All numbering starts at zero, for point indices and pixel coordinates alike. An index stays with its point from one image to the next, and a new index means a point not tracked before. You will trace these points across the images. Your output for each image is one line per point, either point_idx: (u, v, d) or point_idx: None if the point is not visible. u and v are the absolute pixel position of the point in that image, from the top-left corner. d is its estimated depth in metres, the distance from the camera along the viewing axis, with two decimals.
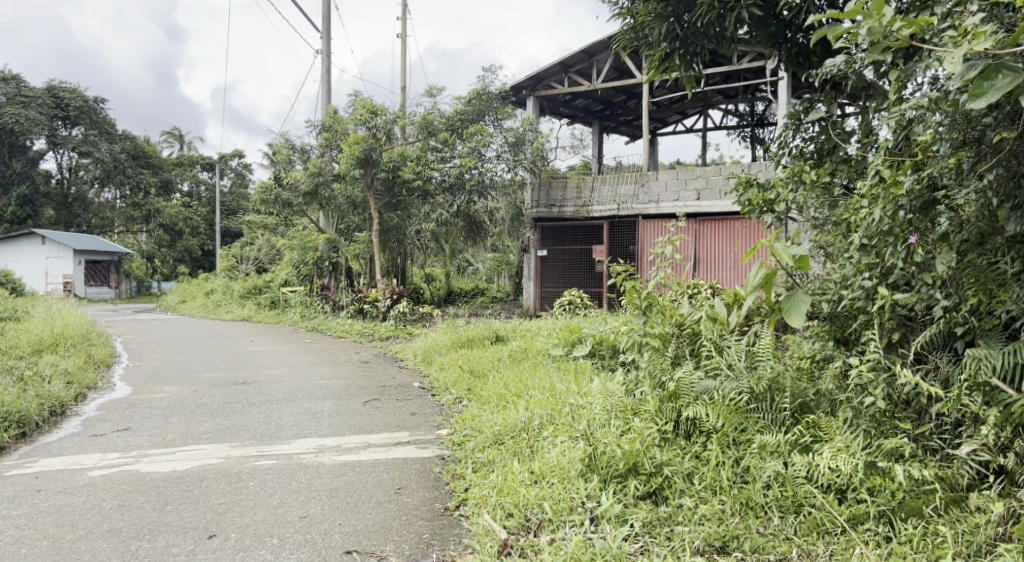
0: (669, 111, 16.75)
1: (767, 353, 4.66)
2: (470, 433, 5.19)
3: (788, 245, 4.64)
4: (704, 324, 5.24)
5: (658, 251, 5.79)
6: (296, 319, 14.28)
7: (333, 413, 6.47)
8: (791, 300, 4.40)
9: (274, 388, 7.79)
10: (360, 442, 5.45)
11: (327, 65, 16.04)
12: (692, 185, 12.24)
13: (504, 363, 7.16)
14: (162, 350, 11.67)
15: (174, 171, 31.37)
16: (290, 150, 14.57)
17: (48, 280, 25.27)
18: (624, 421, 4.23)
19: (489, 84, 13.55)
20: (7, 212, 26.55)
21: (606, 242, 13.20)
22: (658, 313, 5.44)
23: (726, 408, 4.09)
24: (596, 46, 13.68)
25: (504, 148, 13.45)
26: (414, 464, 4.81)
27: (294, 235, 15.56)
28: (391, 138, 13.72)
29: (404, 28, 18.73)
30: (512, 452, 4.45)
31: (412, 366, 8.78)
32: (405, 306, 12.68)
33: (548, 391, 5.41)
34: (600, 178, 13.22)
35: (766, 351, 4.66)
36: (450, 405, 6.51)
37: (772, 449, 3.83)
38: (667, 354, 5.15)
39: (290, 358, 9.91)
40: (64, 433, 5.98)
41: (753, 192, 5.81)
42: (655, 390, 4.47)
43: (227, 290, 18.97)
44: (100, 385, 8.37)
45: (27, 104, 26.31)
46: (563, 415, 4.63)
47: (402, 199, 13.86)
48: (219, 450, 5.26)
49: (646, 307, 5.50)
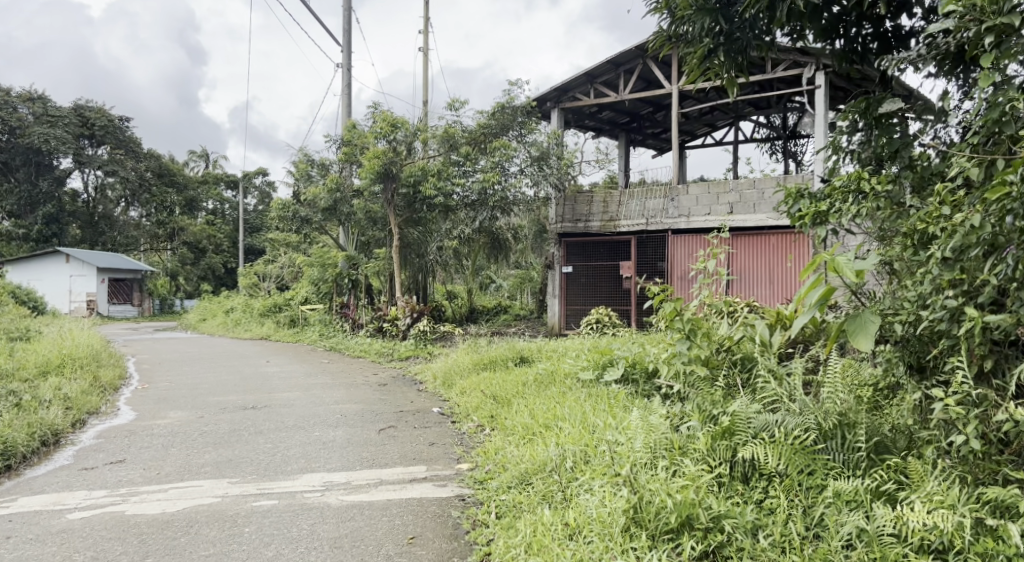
0: (698, 123, 16.19)
1: (835, 381, 4.06)
2: (495, 469, 4.66)
3: (850, 258, 4.14)
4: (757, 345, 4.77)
5: (700, 266, 5.25)
6: (314, 338, 13.85)
7: (345, 443, 5.96)
8: (858, 319, 3.97)
9: (284, 414, 7.29)
10: (371, 478, 4.91)
11: (347, 79, 15.69)
12: (724, 199, 11.69)
13: (530, 388, 6.59)
14: (174, 371, 11.25)
15: (199, 189, 31.19)
16: (309, 164, 14.13)
17: (72, 298, 25.12)
18: (671, 462, 3.68)
19: (514, 96, 13.10)
20: (33, 230, 26.46)
21: (635, 257, 12.63)
22: (702, 337, 4.95)
23: (790, 448, 3.53)
24: (624, 55, 13.17)
25: (529, 162, 12.97)
26: (430, 506, 4.28)
27: (314, 252, 15.10)
28: (412, 152, 13.26)
29: (426, 41, 18.37)
30: (542, 498, 3.91)
31: (433, 389, 8.24)
32: (426, 324, 12.15)
33: (580, 423, 4.85)
34: (627, 192, 12.65)
35: (833, 378, 4.06)
36: (472, 434, 5.99)
37: (849, 498, 3.31)
38: (720, 386, 4.57)
39: (305, 381, 9.40)
40: (54, 466, 5.53)
41: (805, 203, 5.23)
42: (705, 425, 3.91)
43: (247, 309, 18.57)
44: (103, 410, 7.93)
45: (54, 123, 26.21)
46: (598, 453, 4.08)
47: (423, 216, 13.40)
48: (216, 487, 4.76)
49: (689, 331, 4.97)
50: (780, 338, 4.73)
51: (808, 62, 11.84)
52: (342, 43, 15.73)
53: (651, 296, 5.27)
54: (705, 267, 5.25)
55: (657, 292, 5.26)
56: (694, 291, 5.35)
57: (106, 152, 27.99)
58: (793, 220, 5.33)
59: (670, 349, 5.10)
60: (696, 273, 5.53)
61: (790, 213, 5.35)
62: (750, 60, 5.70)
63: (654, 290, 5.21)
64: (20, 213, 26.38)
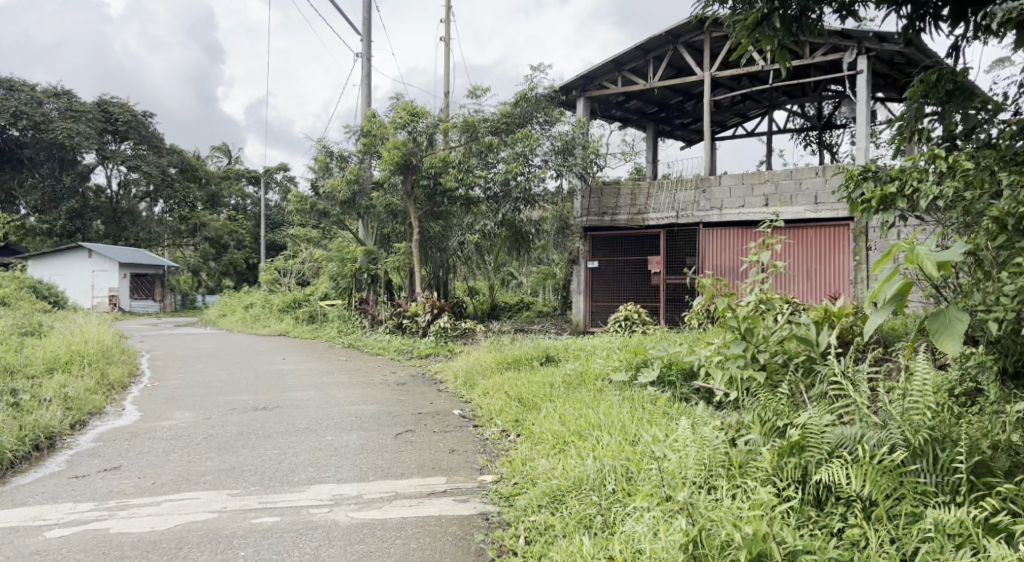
0: (730, 112, 15.53)
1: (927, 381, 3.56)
2: (523, 484, 4.17)
3: (932, 247, 3.49)
4: (795, 342, 4.71)
5: (752, 259, 4.91)
6: (333, 335, 13.38)
7: (359, 449, 5.49)
8: (943, 317, 3.35)
9: (297, 416, 6.82)
10: (384, 492, 4.41)
11: (367, 70, 15.20)
12: (760, 190, 11.06)
13: (559, 392, 6.02)
14: (187, 369, 10.82)
15: (220, 184, 30.89)
16: (327, 157, 13.36)
17: (94, 294, 24.83)
18: (730, 484, 3.31)
19: (537, 84, 12.54)
20: (57, 226, 26.24)
21: (664, 251, 11.95)
22: (759, 339, 4.63)
23: (875, 468, 3.14)
24: (653, 42, 12.57)
25: (553, 153, 12.45)
26: (449, 526, 3.81)
27: (333, 247, 14.64)
28: (433, 144, 12.77)
29: (447, 31, 17.86)
30: (579, 523, 3.49)
31: (453, 390, 7.73)
32: (447, 320, 11.59)
33: (618, 431, 4.39)
34: (657, 184, 12.02)
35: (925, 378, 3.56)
36: (496, 440, 5.52)
37: (952, 532, 2.96)
38: (783, 394, 4.07)
39: (318, 379, 8.93)
40: (43, 473, 5.12)
41: (870, 185, 4.61)
42: (768, 439, 3.52)
43: (266, 304, 18.12)
44: (108, 410, 7.52)
45: (78, 119, 25.86)
46: (643, 470, 3.66)
47: (444, 209, 13.02)
48: (214, 500, 4.30)
49: (745, 330, 4.68)
50: (827, 337, 4.64)
51: (848, 47, 11.04)
52: (361, 32, 15.25)
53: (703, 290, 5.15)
54: (758, 259, 4.91)
55: (708, 285, 5.10)
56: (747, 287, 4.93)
57: (129, 147, 27.80)
58: (854, 204, 4.69)
59: (723, 353, 4.78)
60: (751, 267, 5.21)
61: (852, 197, 4.73)
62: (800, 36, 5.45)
63: (704, 284, 5.06)
64: (45, 208, 26.18)
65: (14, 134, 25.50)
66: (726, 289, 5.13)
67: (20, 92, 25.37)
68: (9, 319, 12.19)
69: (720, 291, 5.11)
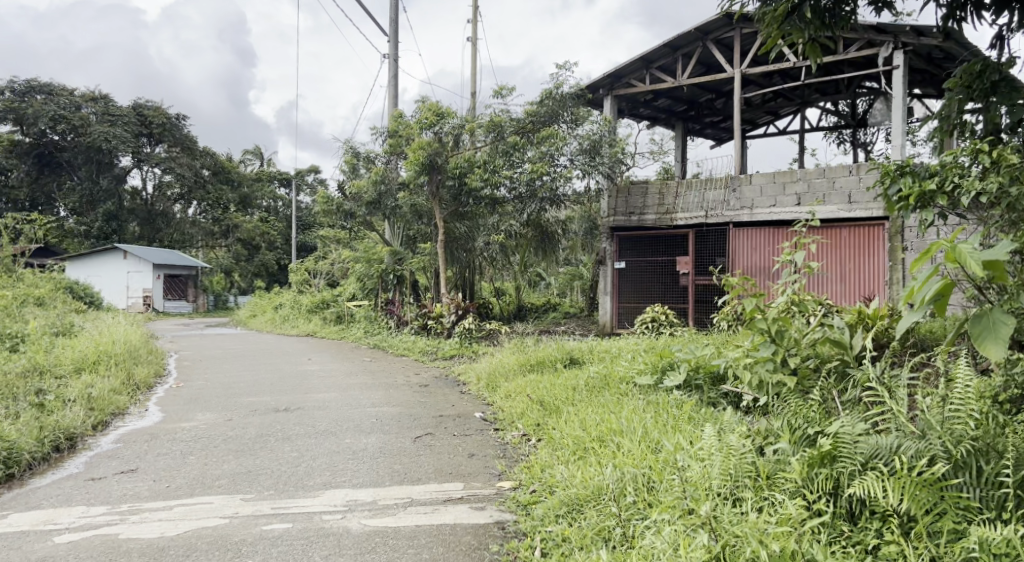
0: (761, 110, 15.25)
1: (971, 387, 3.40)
2: (541, 491, 4.05)
3: (977, 247, 3.31)
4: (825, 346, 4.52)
5: (784, 259, 4.72)
6: (359, 335, 13.36)
7: (377, 452, 5.40)
8: (988, 320, 3.18)
9: (318, 417, 6.77)
10: (399, 498, 4.31)
11: (394, 71, 15.18)
12: (791, 189, 10.82)
13: (582, 395, 5.86)
14: (213, 369, 10.83)
15: (252, 186, 31.14)
16: (354, 157, 13.31)
17: (129, 295, 25.12)
18: (756, 496, 3.22)
19: (564, 83, 12.39)
20: (93, 228, 26.65)
21: (693, 252, 11.71)
22: (791, 342, 4.46)
23: (915, 482, 2.98)
24: (681, 39, 12.36)
25: (579, 152, 12.28)
26: (463, 536, 3.72)
27: (361, 248, 14.61)
28: (458, 144, 12.69)
29: (475, 30, 17.78)
30: (597, 535, 3.37)
31: (476, 392, 7.64)
32: (472, 322, 11.50)
33: (640, 436, 4.25)
34: (686, 183, 11.81)
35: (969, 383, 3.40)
36: (517, 445, 5.38)
37: (998, 550, 2.80)
38: (816, 401, 3.90)
39: (342, 380, 8.86)
40: (62, 475, 5.10)
41: (907, 182, 4.46)
42: (798, 448, 3.39)
43: (295, 305, 18.18)
44: (132, 410, 7.52)
45: (114, 123, 26.24)
46: (664, 479, 3.53)
47: (469, 209, 12.87)
48: (227, 505, 4.23)
49: (775, 332, 4.49)
50: (861, 340, 4.44)
51: (884, 41, 10.74)
52: (389, 33, 15.23)
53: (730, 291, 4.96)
54: (790, 259, 4.72)
55: (737, 285, 4.91)
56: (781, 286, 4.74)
57: (163, 150, 28.13)
58: (891, 204, 4.54)
59: (750, 357, 4.61)
60: (783, 268, 5.02)
61: (888, 195, 4.56)
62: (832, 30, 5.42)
63: (732, 284, 4.86)
64: (82, 210, 26.64)
65: (52, 138, 25.95)
66: (755, 289, 4.94)
67: (59, 97, 25.86)
68: (42, 318, 12.33)
69: (749, 292, 4.92)
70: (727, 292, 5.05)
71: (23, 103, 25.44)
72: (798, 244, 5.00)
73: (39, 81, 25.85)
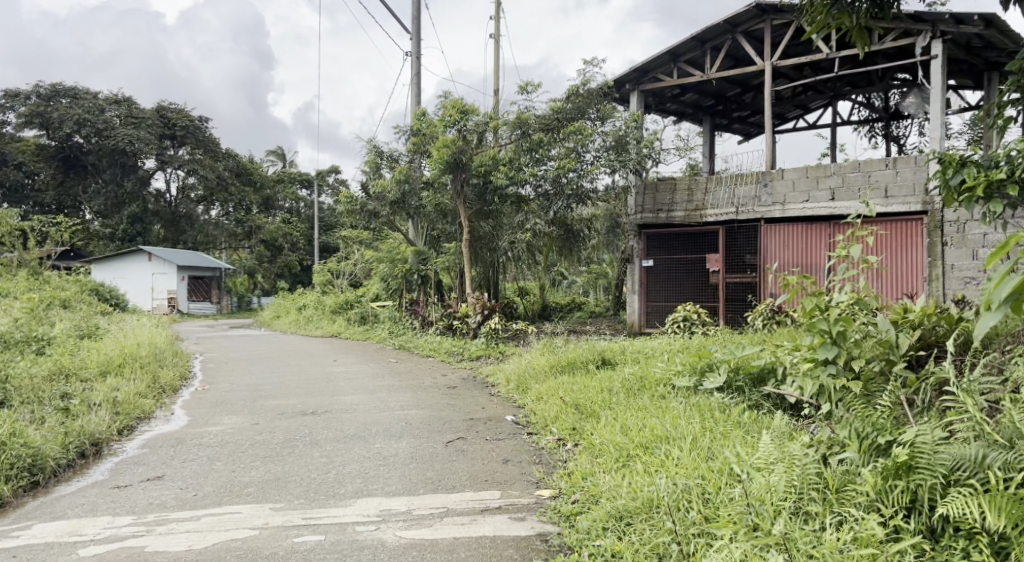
0: (791, 104, 14.92)
1: None
2: (584, 501, 3.90)
3: None
4: (869, 349, 4.46)
5: (841, 253, 4.52)
6: (384, 336, 13.19)
7: (409, 458, 5.21)
8: None
9: (345, 421, 6.59)
10: (435, 507, 4.12)
11: (417, 69, 15.03)
12: (825, 183, 10.51)
13: (619, 398, 5.65)
14: (238, 371, 10.72)
15: (274, 188, 31.13)
16: (377, 157, 13.15)
17: (154, 297, 25.19)
18: (827, 510, 3.28)
19: (590, 78, 12.14)
20: (119, 230, 26.79)
21: (723, 249, 11.45)
22: (855, 344, 4.38)
23: (1008, 499, 2.99)
24: (709, 32, 12.07)
25: (605, 148, 12.08)
26: (507, 552, 3.59)
27: (384, 248, 14.42)
28: (482, 142, 12.51)
29: (496, 27, 17.58)
30: (651, 551, 3.33)
31: (505, 394, 7.44)
32: (498, 322, 11.30)
33: (689, 441, 4.16)
34: (715, 178, 11.51)
35: None
36: (553, 450, 5.19)
37: None
38: (883, 407, 3.80)
39: (369, 382, 8.69)
40: (87, 483, 4.97)
41: (969, 171, 4.55)
42: (868, 459, 3.43)
43: (318, 306, 18.08)
44: (158, 413, 7.40)
45: (138, 125, 26.38)
46: (723, 490, 3.54)
47: (494, 207, 12.68)
48: (256, 516, 4.06)
49: (836, 334, 4.38)
50: (906, 340, 4.38)
51: (922, 30, 10.38)
52: (410, 30, 15.04)
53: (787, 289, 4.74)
54: (848, 253, 4.53)
55: (794, 283, 4.67)
56: (838, 283, 4.56)
57: (187, 152, 28.22)
58: (952, 193, 4.63)
59: (811, 359, 4.51)
60: (839, 263, 4.82)
61: (949, 185, 4.66)
62: (878, 16, 5.13)
63: (788, 283, 4.63)
64: (108, 213, 26.82)
65: (78, 141, 26.13)
66: (812, 287, 4.70)
67: (84, 101, 26.01)
68: (68, 321, 12.30)
69: (807, 289, 4.69)
70: (783, 290, 4.83)
71: (49, 107, 25.63)
72: (854, 237, 4.81)
73: (65, 85, 26.05)
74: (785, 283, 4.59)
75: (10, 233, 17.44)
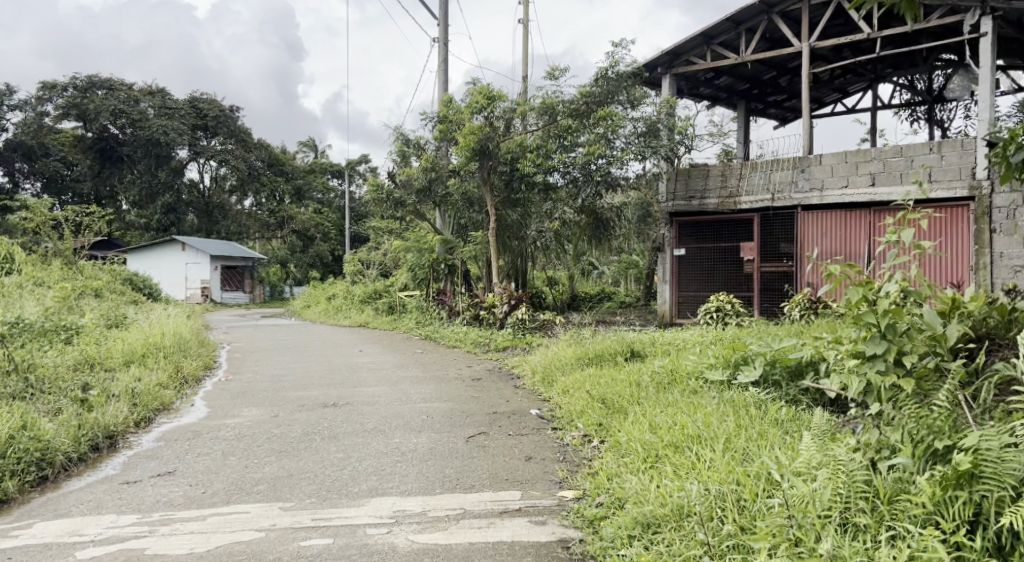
0: (829, 86, 14.41)
1: None
2: (609, 505, 3.68)
3: None
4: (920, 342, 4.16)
5: (891, 237, 4.17)
6: (410, 326, 13.00)
7: (426, 455, 4.99)
8: None
9: (366, 415, 6.39)
10: (451, 509, 3.89)
11: (444, 56, 14.82)
12: (866, 168, 10.08)
13: (648, 393, 5.38)
14: (262, 361, 10.60)
15: (306, 178, 31.13)
16: (404, 144, 12.93)
17: (187, 286, 25.33)
18: (878, 523, 3.04)
19: (619, 61, 11.79)
20: (152, 220, 26.97)
21: (758, 238, 11.09)
22: (907, 337, 4.08)
23: None
24: (744, 13, 11.65)
25: (635, 137, 11.67)
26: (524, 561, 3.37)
27: (412, 237, 14.21)
28: (511, 129, 12.23)
29: (526, 12, 17.28)
30: None
31: (530, 387, 7.20)
32: (525, 312, 11.06)
33: (722, 441, 3.91)
34: (750, 164, 11.10)
35: None
36: (578, 447, 4.94)
37: None
38: (938, 407, 3.52)
39: (393, 374, 8.51)
40: (96, 478, 4.83)
41: None
42: (924, 464, 3.16)
43: (347, 296, 18.00)
44: (179, 405, 7.26)
45: (172, 116, 26.52)
46: (762, 499, 3.29)
47: (522, 196, 12.38)
48: (264, 516, 3.88)
49: (887, 327, 4.08)
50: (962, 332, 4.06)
51: (971, 7, 9.89)
52: (438, 16, 14.78)
53: (830, 279, 4.38)
54: (899, 238, 4.17)
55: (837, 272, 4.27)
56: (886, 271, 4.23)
57: (219, 142, 28.32)
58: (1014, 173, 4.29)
59: (855, 352, 4.22)
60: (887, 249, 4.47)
61: (1010, 164, 4.32)
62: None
63: (831, 272, 4.24)
64: (142, 203, 27.01)
65: (112, 132, 26.30)
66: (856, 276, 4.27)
67: (118, 92, 26.18)
68: (97, 310, 12.27)
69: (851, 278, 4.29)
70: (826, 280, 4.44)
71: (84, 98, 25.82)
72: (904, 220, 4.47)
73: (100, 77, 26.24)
74: (829, 272, 4.20)
75: (44, 222, 17.56)
